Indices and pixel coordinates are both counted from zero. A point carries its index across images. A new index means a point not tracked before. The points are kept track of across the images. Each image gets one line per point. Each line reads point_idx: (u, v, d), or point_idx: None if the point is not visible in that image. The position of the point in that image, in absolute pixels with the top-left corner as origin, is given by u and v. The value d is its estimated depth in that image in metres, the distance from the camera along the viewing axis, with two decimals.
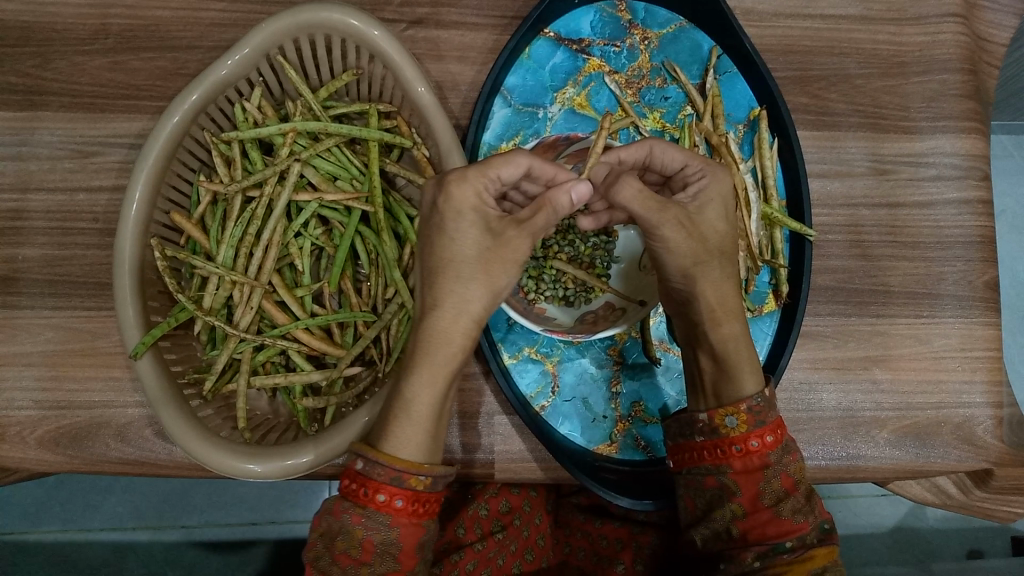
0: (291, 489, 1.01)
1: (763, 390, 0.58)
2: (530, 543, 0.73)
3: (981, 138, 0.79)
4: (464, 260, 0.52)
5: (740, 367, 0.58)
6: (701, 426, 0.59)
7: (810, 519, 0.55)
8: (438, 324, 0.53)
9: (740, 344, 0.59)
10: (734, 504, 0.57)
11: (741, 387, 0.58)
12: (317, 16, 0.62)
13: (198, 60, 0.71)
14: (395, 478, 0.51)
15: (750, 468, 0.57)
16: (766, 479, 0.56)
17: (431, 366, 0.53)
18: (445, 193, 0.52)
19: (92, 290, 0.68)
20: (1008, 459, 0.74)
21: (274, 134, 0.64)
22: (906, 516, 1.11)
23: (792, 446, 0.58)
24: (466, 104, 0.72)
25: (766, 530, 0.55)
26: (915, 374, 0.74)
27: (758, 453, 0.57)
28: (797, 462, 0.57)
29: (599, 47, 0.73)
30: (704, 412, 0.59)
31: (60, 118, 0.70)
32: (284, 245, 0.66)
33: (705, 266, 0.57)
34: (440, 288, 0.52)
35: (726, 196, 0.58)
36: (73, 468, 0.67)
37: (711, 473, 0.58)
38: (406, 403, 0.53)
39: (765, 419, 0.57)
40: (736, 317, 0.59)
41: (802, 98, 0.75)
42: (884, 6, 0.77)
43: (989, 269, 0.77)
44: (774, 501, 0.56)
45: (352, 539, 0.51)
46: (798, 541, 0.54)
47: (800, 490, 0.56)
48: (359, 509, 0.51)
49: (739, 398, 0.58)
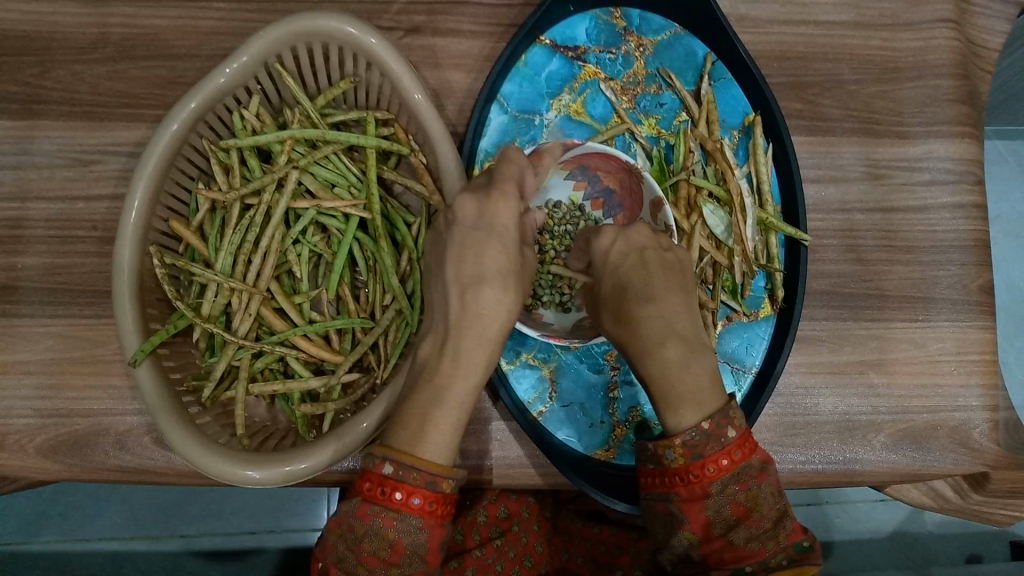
0: (291, 498, 1.01)
1: (702, 423, 0.53)
2: (530, 550, 0.73)
3: (974, 142, 0.79)
4: (506, 274, 0.56)
5: (680, 399, 0.54)
6: (649, 453, 0.56)
7: (770, 545, 0.53)
8: (484, 329, 0.54)
9: (682, 372, 0.54)
10: (687, 532, 0.54)
11: (680, 418, 0.54)
12: (314, 25, 0.62)
13: (197, 69, 0.71)
14: (429, 483, 0.51)
15: (695, 496, 0.54)
16: (714, 508, 0.54)
17: (471, 368, 0.54)
18: (490, 211, 0.56)
19: (91, 298, 0.69)
20: (1004, 462, 0.74)
21: (272, 142, 0.65)
22: (904, 521, 1.12)
23: (747, 473, 0.54)
24: (462, 111, 0.72)
25: (722, 555, 0.53)
26: (910, 377, 0.75)
27: (701, 482, 0.54)
28: (749, 490, 0.54)
29: (595, 54, 0.74)
30: (651, 440, 0.56)
31: (60, 127, 0.70)
32: (283, 252, 0.66)
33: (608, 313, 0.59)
34: (481, 294, 0.54)
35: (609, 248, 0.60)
36: (72, 476, 0.67)
37: (662, 500, 0.56)
38: (446, 402, 0.53)
39: (705, 451, 0.53)
40: (675, 342, 0.55)
41: (796, 104, 0.76)
42: (877, 13, 0.78)
43: (984, 273, 0.78)
44: (725, 529, 0.53)
45: (382, 541, 0.51)
46: (757, 566, 0.52)
47: (755, 516, 0.54)
48: (392, 513, 0.51)
49: (677, 430, 0.54)
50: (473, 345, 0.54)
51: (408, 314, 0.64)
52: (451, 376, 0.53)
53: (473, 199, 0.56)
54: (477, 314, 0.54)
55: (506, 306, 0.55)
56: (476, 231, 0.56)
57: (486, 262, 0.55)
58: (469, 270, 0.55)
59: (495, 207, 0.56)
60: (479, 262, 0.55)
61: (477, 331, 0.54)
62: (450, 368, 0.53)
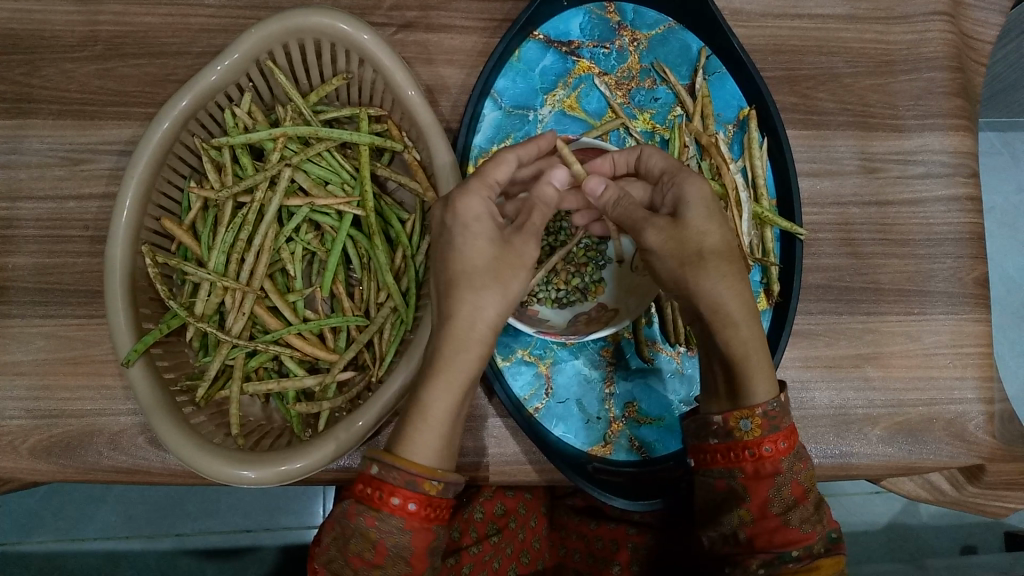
0: (287, 496, 1.01)
1: (777, 395, 0.57)
2: (526, 546, 0.74)
3: (969, 135, 0.79)
4: (477, 270, 0.53)
5: (753, 373, 0.57)
6: (716, 429, 0.57)
7: (817, 529, 0.54)
8: (454, 330, 0.54)
9: (752, 349, 0.57)
10: (744, 509, 0.56)
11: (755, 391, 0.57)
12: (306, 21, 0.62)
13: (187, 66, 0.70)
14: (409, 483, 0.51)
15: (761, 474, 0.56)
16: (777, 486, 0.55)
17: (447, 371, 0.53)
18: (453, 209, 0.54)
19: (82, 298, 0.68)
20: (1000, 454, 0.75)
21: (265, 139, 0.65)
22: (900, 513, 1.12)
23: (802, 454, 0.57)
24: (456, 107, 0.72)
25: (773, 538, 0.54)
26: (907, 371, 0.75)
27: (770, 459, 0.55)
28: (807, 471, 0.57)
29: (589, 49, 0.73)
30: (718, 414, 0.58)
31: (49, 126, 0.70)
32: (276, 250, 0.66)
33: (696, 269, 0.55)
34: (456, 297, 0.54)
35: (708, 204, 0.55)
36: (65, 477, 0.66)
37: (723, 476, 0.57)
38: (422, 408, 0.53)
39: (780, 424, 0.56)
40: (749, 320, 0.57)
41: (791, 98, 0.76)
42: (871, 6, 0.77)
43: (979, 266, 0.78)
44: (782, 509, 0.55)
45: (366, 542, 0.51)
46: (804, 551, 0.53)
47: (808, 499, 0.56)
48: (373, 513, 0.51)
49: (755, 402, 0.56)
50: (448, 347, 0.54)
51: (403, 312, 0.64)
52: (427, 377, 0.54)
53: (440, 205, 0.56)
54: (448, 318, 0.54)
55: (479, 306, 0.53)
56: (444, 236, 0.55)
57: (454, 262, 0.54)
58: (443, 276, 0.55)
59: (457, 202, 0.54)
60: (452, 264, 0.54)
61: (453, 335, 0.54)
62: (427, 373, 0.54)
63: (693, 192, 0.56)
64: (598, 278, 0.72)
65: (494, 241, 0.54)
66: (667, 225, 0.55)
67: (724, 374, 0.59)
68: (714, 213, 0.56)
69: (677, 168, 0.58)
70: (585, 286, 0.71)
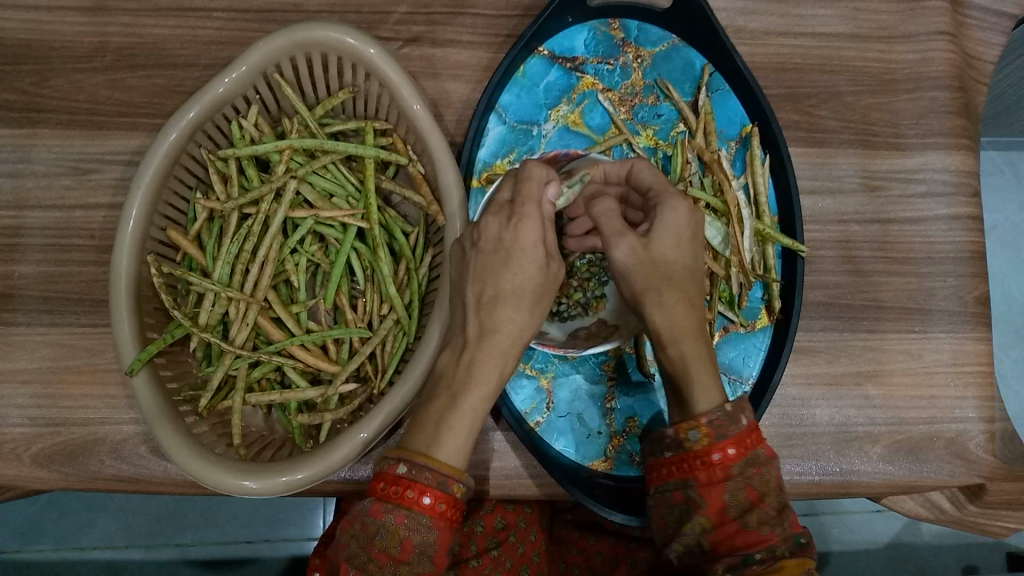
0: (287, 507, 1.01)
1: (725, 403, 0.57)
2: (526, 560, 0.73)
3: (970, 154, 0.80)
4: (526, 292, 0.55)
5: (694, 384, 0.58)
6: (669, 442, 0.58)
7: (778, 531, 0.54)
8: (497, 347, 0.55)
9: (701, 362, 0.58)
10: (702, 517, 0.55)
11: (696, 402, 0.57)
12: (314, 36, 0.63)
13: (196, 78, 0.71)
14: (441, 483, 0.51)
15: (714, 481, 0.55)
16: (731, 492, 0.55)
17: (486, 384, 0.55)
18: (515, 232, 0.55)
19: (87, 307, 0.69)
20: (1002, 474, 0.74)
21: (271, 151, 0.65)
22: (901, 531, 1.12)
23: (759, 458, 0.56)
24: (461, 121, 0.72)
25: (734, 542, 0.54)
26: (907, 389, 0.75)
27: (722, 465, 0.55)
28: (764, 473, 0.55)
29: (593, 65, 0.74)
30: (672, 428, 0.58)
31: (58, 135, 0.70)
32: (280, 261, 0.66)
33: (653, 291, 0.57)
34: (497, 312, 0.55)
35: (680, 229, 0.57)
36: (67, 486, 0.66)
37: (679, 488, 0.57)
38: (460, 414, 0.53)
39: (728, 432, 0.56)
40: (697, 336, 0.59)
41: (794, 116, 0.76)
42: (874, 25, 0.78)
43: (980, 285, 0.78)
44: (739, 513, 0.54)
45: (392, 539, 0.50)
46: (766, 552, 0.52)
47: (767, 502, 0.55)
48: (404, 510, 0.50)
49: (704, 411, 0.57)
50: (487, 359, 0.55)
51: (405, 324, 0.65)
52: (465, 387, 0.54)
53: (498, 220, 0.56)
54: (491, 332, 0.55)
55: (519, 325, 0.55)
56: (497, 252, 0.56)
57: (505, 283, 0.55)
58: (488, 291, 0.55)
59: (517, 227, 0.55)
60: (502, 280, 0.55)
61: (495, 348, 0.55)
62: (466, 381, 0.54)
63: (673, 217, 0.57)
64: (599, 293, 0.72)
65: (542, 265, 0.56)
66: (638, 244, 0.56)
67: (672, 388, 0.61)
68: (685, 239, 0.57)
69: (663, 186, 0.59)
70: (587, 301, 0.71)
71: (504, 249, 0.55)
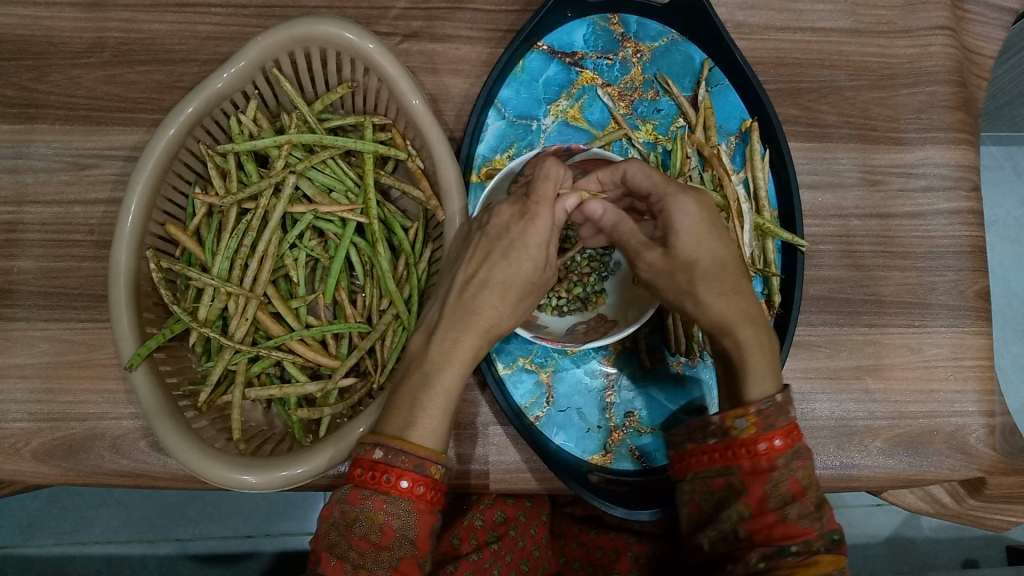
0: (288, 502, 1.00)
1: (777, 394, 0.56)
2: (525, 554, 0.73)
3: (970, 148, 0.80)
4: (515, 285, 0.55)
5: (751, 375, 0.57)
6: (713, 429, 0.57)
7: (817, 526, 0.52)
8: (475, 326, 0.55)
9: (754, 348, 0.57)
10: (742, 504, 0.54)
11: (750, 389, 0.57)
12: (312, 31, 0.62)
13: (195, 73, 0.71)
14: (418, 466, 0.50)
15: (758, 470, 0.54)
16: (775, 482, 0.54)
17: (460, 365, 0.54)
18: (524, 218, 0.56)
19: (86, 302, 0.69)
20: (1002, 468, 0.74)
21: (269, 146, 0.65)
22: (901, 526, 1.11)
23: (804, 452, 0.55)
24: (460, 116, 0.72)
25: (772, 532, 0.52)
26: (907, 383, 0.75)
27: (768, 455, 0.54)
28: (807, 469, 0.55)
29: (593, 60, 0.74)
30: (716, 415, 0.57)
31: (56, 131, 0.70)
32: (279, 257, 0.66)
33: (690, 294, 0.57)
34: (480, 297, 0.55)
35: (697, 227, 0.55)
36: (67, 481, 0.66)
37: (721, 474, 0.56)
38: (434, 391, 0.53)
39: (776, 423, 0.55)
40: (750, 322, 0.57)
41: (793, 110, 0.76)
42: (874, 19, 0.78)
43: (980, 279, 0.78)
44: (780, 504, 0.53)
45: (372, 524, 0.50)
46: (803, 545, 0.51)
47: (808, 497, 0.54)
48: (381, 496, 0.50)
49: (753, 400, 0.56)
50: (464, 337, 0.54)
51: (405, 319, 0.65)
52: (439, 365, 0.53)
53: (511, 208, 0.57)
54: (472, 313, 0.55)
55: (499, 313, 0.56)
56: (503, 241, 0.56)
57: (499, 269, 0.55)
58: (480, 273, 0.55)
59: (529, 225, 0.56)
60: (501, 268, 0.55)
61: (470, 329, 0.55)
62: (440, 361, 0.54)
63: (683, 220, 0.55)
64: (599, 288, 0.72)
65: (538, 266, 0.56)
66: (658, 257, 0.57)
67: (725, 377, 0.60)
68: (705, 234, 0.56)
69: (661, 188, 0.57)
70: (586, 296, 0.71)
71: (509, 239, 0.56)
